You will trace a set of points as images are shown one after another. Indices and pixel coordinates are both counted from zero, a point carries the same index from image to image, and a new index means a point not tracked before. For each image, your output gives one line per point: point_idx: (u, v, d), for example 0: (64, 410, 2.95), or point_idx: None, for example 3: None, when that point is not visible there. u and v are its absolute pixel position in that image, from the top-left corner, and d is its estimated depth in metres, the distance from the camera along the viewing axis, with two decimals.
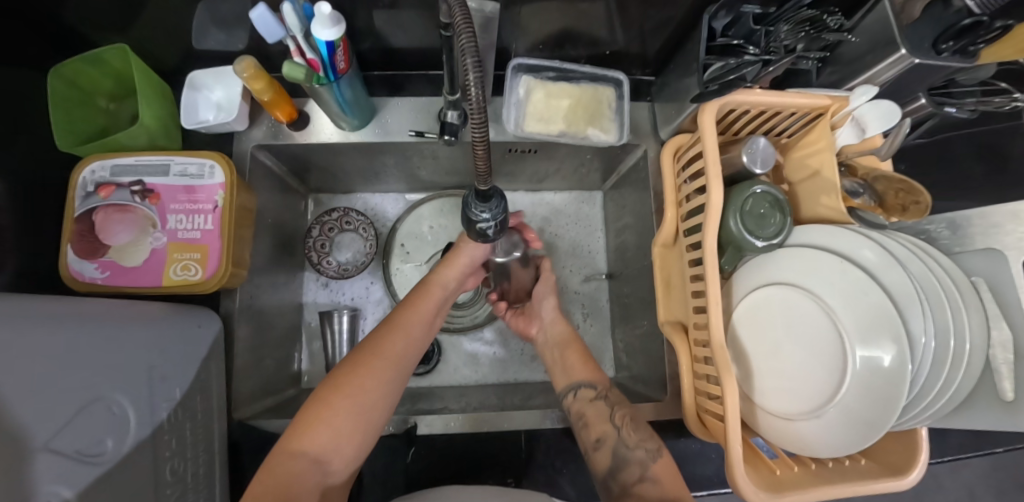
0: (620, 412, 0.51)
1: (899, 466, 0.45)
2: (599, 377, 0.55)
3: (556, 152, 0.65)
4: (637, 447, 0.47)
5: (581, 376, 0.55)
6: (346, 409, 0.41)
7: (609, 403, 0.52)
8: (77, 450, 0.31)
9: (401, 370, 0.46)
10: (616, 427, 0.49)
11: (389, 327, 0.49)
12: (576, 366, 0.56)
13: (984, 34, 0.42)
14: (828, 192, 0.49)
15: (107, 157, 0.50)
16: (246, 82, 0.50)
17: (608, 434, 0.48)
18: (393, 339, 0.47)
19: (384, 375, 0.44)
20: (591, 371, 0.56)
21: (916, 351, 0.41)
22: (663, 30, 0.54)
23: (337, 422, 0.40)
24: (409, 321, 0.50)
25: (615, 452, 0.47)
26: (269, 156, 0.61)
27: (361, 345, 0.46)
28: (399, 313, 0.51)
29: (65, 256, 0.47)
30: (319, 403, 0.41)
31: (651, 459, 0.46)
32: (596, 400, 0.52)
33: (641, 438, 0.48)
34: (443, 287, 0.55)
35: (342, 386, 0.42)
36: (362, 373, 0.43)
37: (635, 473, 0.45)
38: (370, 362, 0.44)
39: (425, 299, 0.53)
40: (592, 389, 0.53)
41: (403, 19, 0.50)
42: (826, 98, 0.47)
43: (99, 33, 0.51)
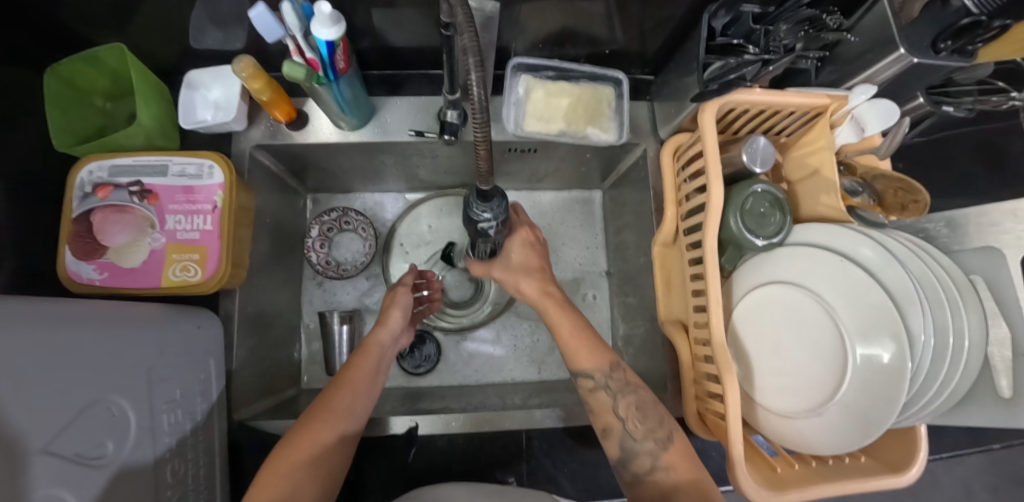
0: (625, 401, 0.46)
1: (898, 463, 0.46)
2: (605, 361, 0.48)
3: (556, 151, 0.65)
4: (645, 438, 0.45)
5: (584, 364, 0.48)
6: (304, 463, 0.39)
7: (613, 392, 0.47)
8: (77, 453, 0.31)
9: (354, 422, 0.45)
10: (621, 419, 0.46)
11: (336, 384, 0.47)
12: (577, 352, 0.49)
13: (983, 33, 0.42)
14: (827, 191, 0.49)
15: (105, 158, 0.50)
16: (245, 82, 0.49)
17: (614, 425, 0.46)
18: (338, 393, 0.45)
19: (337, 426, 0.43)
20: (594, 355, 0.48)
21: (916, 349, 0.41)
22: (663, 29, 0.54)
23: (295, 478, 0.38)
24: (355, 375, 0.48)
25: (622, 443, 0.45)
26: (267, 156, 0.61)
27: (311, 403, 0.45)
28: (345, 369, 0.49)
29: (62, 257, 0.46)
30: (274, 460, 0.39)
31: (660, 447, 0.44)
32: (599, 392, 0.47)
33: (649, 427, 0.45)
34: (382, 346, 0.52)
35: (298, 442, 0.40)
36: (314, 429, 0.41)
37: (645, 463, 0.44)
38: (318, 418, 0.43)
39: (365, 356, 0.50)
40: (591, 380, 0.47)
41: (402, 18, 0.50)
42: (825, 97, 0.47)
43: (95, 32, 0.50)
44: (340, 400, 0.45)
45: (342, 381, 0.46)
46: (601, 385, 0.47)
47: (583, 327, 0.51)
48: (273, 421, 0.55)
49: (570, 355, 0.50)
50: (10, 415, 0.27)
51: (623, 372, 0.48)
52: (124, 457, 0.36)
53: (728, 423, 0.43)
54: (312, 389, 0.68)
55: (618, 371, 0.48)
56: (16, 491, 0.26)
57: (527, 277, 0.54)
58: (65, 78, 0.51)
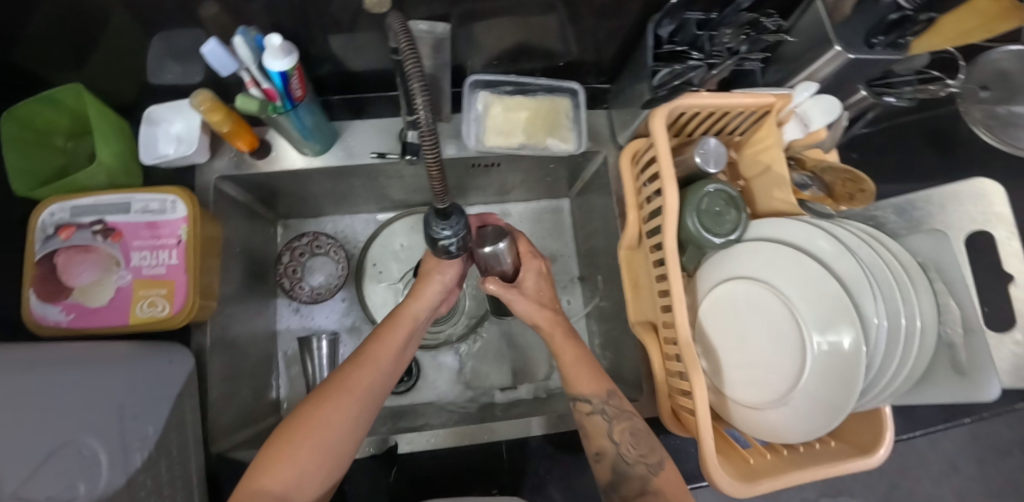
0: (620, 426, 0.47)
1: (867, 446, 0.47)
2: (602, 387, 0.50)
3: (521, 163, 0.66)
4: (636, 461, 0.46)
5: (583, 388, 0.50)
6: (309, 444, 0.39)
7: (609, 417, 0.48)
8: (48, 496, 0.33)
9: (368, 403, 0.45)
10: (615, 443, 0.47)
11: (356, 361, 0.46)
12: (578, 377, 0.51)
13: (912, 26, 0.45)
14: (780, 186, 0.51)
15: (67, 199, 0.50)
16: (204, 115, 0.50)
17: (607, 449, 0.47)
18: (360, 371, 0.45)
19: (348, 409, 0.42)
20: (593, 381, 0.50)
21: (870, 332, 0.43)
22: (615, 38, 0.56)
23: (299, 461, 0.38)
24: (378, 352, 0.48)
25: (615, 467, 0.46)
26: (234, 187, 0.61)
27: (328, 378, 0.45)
28: (369, 343, 0.49)
29: (26, 301, 0.46)
30: (281, 439, 0.39)
31: (651, 471, 0.45)
32: (595, 415, 0.48)
33: (641, 452, 0.46)
34: (414, 317, 0.53)
35: (311, 418, 0.40)
36: (325, 410, 0.41)
37: (635, 487, 0.44)
38: (334, 397, 0.42)
39: (392, 331, 0.51)
40: (589, 403, 0.49)
41: (358, 43, 0.51)
42: (770, 96, 0.49)
43: (51, 73, 0.51)
44: (358, 378, 0.45)
45: (365, 360, 0.46)
46: (597, 408, 0.48)
47: (584, 353, 0.53)
48: (253, 450, 0.55)
49: (568, 380, 0.51)
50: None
51: (618, 399, 0.49)
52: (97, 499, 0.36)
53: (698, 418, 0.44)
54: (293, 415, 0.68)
55: (615, 398, 0.49)
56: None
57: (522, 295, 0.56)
58: (23, 121, 0.51)
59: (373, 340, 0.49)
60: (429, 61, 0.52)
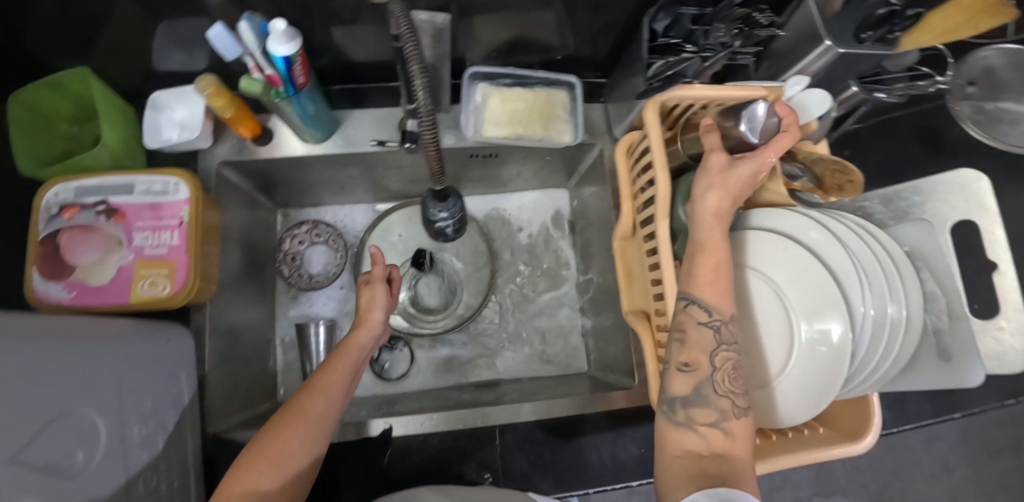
0: (725, 353, 0.40)
1: (854, 433, 0.48)
2: (726, 306, 0.40)
3: (519, 154, 0.67)
4: (723, 395, 0.39)
5: (706, 292, 0.40)
6: (265, 480, 0.36)
7: (721, 338, 0.40)
8: (49, 464, 0.32)
9: (324, 429, 0.42)
10: (712, 366, 0.40)
11: (309, 386, 0.43)
12: (706, 277, 0.40)
13: (900, 22, 0.46)
14: (771, 178, 0.52)
15: (71, 180, 0.50)
16: (207, 99, 0.51)
17: (701, 363, 0.40)
18: (314, 397, 0.42)
19: (306, 436, 0.40)
20: (721, 292, 0.40)
21: (857, 320, 0.44)
22: (611, 32, 0.57)
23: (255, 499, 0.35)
24: (329, 377, 0.44)
25: (698, 384, 0.40)
26: (235, 172, 0.62)
27: (283, 406, 0.41)
28: (320, 369, 0.45)
29: (30, 278, 0.47)
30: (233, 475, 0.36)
31: (734, 412, 0.39)
32: (706, 331, 0.40)
33: (734, 388, 0.40)
34: (360, 347, 0.49)
35: (263, 452, 0.37)
36: (280, 442, 0.38)
37: (710, 416, 0.39)
38: (287, 426, 0.39)
39: (344, 355, 0.46)
40: (707, 313, 0.40)
41: (359, 33, 0.52)
42: (761, 89, 0.50)
43: (57, 57, 0.52)
44: (312, 405, 0.41)
45: (318, 387, 0.42)
46: (712, 319, 0.40)
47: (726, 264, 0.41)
48: (249, 431, 0.56)
49: (692, 282, 0.40)
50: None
51: (734, 326, 0.41)
52: (93, 469, 0.37)
53: None
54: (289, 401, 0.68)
55: (732, 323, 0.41)
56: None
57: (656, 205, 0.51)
58: (29, 104, 0.52)
59: (324, 366, 0.45)
60: (429, 51, 0.52)
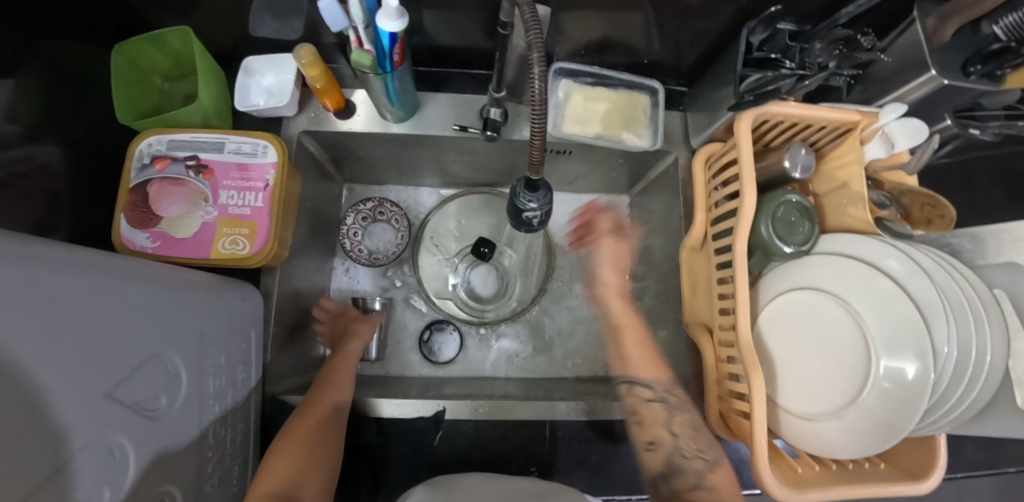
0: (679, 417, 0.51)
1: (916, 471, 0.47)
2: (663, 375, 0.55)
3: (589, 154, 0.67)
4: (695, 457, 0.49)
5: (643, 374, 0.56)
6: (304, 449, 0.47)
7: (669, 406, 0.52)
8: (135, 402, 0.33)
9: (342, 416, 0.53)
10: (673, 435, 0.50)
11: (319, 387, 0.55)
12: (638, 360, 0.57)
13: (1012, 59, 0.44)
14: (855, 203, 0.52)
15: (165, 132, 0.52)
16: (302, 69, 0.52)
17: (664, 439, 0.50)
18: (326, 391, 0.54)
19: (329, 420, 0.51)
20: (653, 369, 0.56)
21: (938, 360, 0.43)
22: (701, 42, 0.57)
23: (296, 467, 0.45)
24: (339, 375, 0.58)
25: (669, 459, 0.49)
26: (312, 142, 0.64)
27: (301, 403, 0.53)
28: (327, 371, 0.58)
29: (119, 224, 0.49)
30: (280, 448, 0.46)
31: (709, 468, 0.48)
32: (655, 403, 0.53)
33: (700, 447, 0.49)
34: (354, 355, 0.61)
35: (298, 428, 0.48)
36: (309, 422, 0.49)
37: (690, 479, 0.48)
38: (311, 410, 0.51)
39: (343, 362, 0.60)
40: (649, 391, 0.54)
41: (452, 18, 0.53)
42: (857, 113, 0.50)
43: (161, 14, 0.53)
44: (327, 398, 0.53)
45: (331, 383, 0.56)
46: (654, 395, 0.53)
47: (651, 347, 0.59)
48: None
49: (631, 367, 0.57)
50: (75, 364, 0.28)
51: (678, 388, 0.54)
52: (173, 414, 0.38)
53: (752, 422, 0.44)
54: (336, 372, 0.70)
55: (675, 388, 0.54)
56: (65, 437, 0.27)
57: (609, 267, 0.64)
58: (130, 57, 0.54)
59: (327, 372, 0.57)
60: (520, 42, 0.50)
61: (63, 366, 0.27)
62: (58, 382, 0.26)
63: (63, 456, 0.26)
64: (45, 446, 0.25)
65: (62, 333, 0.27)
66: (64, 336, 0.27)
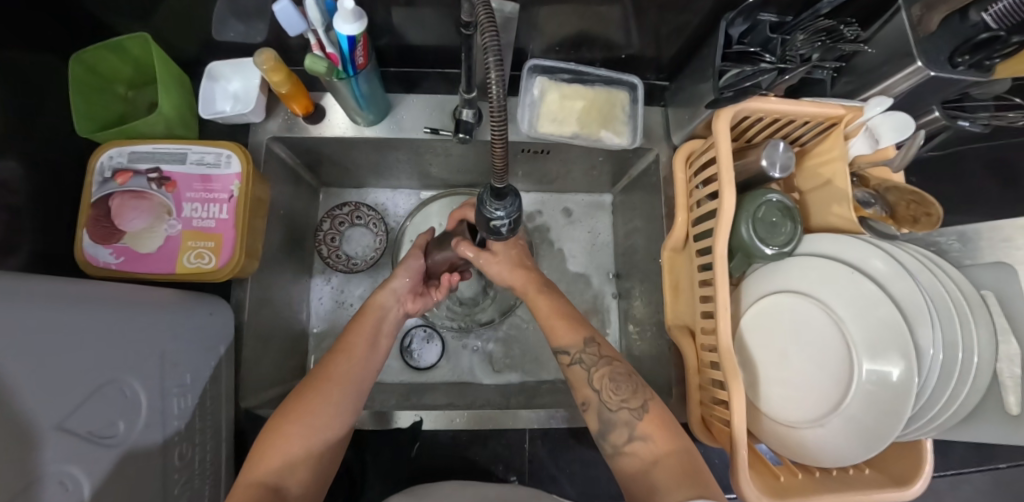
0: (599, 373, 0.47)
1: (902, 477, 0.45)
2: (580, 336, 0.50)
3: (568, 152, 0.66)
4: (619, 408, 0.45)
5: (561, 340, 0.51)
6: (296, 435, 0.42)
7: (587, 366, 0.48)
8: (90, 431, 0.32)
9: (352, 394, 0.47)
10: (596, 391, 0.47)
11: (333, 354, 0.49)
12: (554, 328, 0.51)
13: (1001, 48, 0.42)
14: (840, 201, 0.50)
15: (125, 144, 0.50)
16: (265, 74, 0.50)
17: (591, 398, 0.47)
18: (336, 362, 0.48)
19: (333, 397, 0.45)
20: (571, 332, 0.51)
21: (924, 363, 0.41)
22: (680, 36, 0.55)
23: (290, 452, 0.41)
24: (351, 344, 0.50)
25: (600, 414, 0.46)
26: (283, 148, 0.62)
27: (311, 373, 0.47)
28: (342, 338, 0.51)
29: (80, 240, 0.47)
30: (270, 434, 0.42)
31: (637, 416, 0.44)
32: (575, 366, 0.49)
33: (622, 397, 0.45)
34: (382, 308, 0.54)
35: (292, 415, 0.43)
36: (311, 399, 0.44)
37: (623, 434, 0.44)
38: (314, 388, 0.45)
39: (364, 321, 0.52)
40: (568, 354, 0.50)
41: (421, 16, 0.51)
42: (840, 108, 0.48)
43: (118, 20, 0.51)
44: (335, 369, 0.47)
45: (339, 351, 0.49)
46: (575, 359, 0.49)
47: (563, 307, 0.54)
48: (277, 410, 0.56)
49: (548, 332, 0.52)
50: (22, 393, 0.27)
51: (597, 347, 0.49)
52: (132, 439, 0.36)
53: (733, 429, 0.43)
54: None
55: (592, 346, 0.49)
56: (30, 469, 0.26)
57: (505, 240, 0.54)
58: (90, 65, 0.52)
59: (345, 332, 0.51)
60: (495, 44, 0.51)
61: (8, 402, 0.26)
62: (8, 414, 0.25)
63: (22, 486, 0.25)
64: (18, 488, 0.25)
65: (5, 368, 0.26)
66: (8, 371, 0.26)
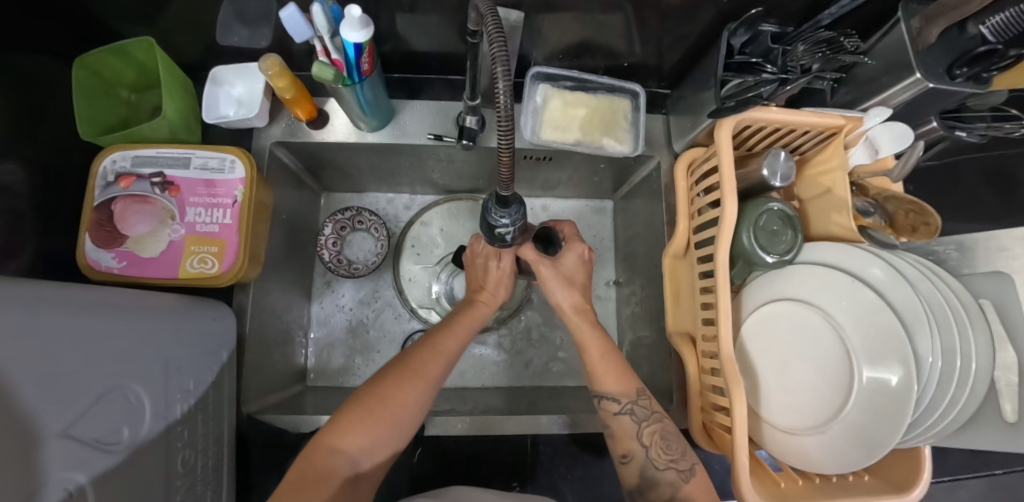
0: (649, 429, 0.47)
1: (901, 484, 0.46)
2: (631, 387, 0.49)
3: (570, 159, 0.67)
4: (666, 468, 0.45)
5: (609, 387, 0.49)
6: (385, 421, 0.41)
7: (638, 419, 0.47)
8: (94, 438, 0.32)
9: (434, 392, 0.46)
10: (644, 447, 0.46)
11: (430, 348, 0.47)
12: (604, 374, 0.49)
13: (998, 61, 0.42)
14: (839, 210, 0.50)
15: (129, 148, 0.51)
16: (270, 80, 0.50)
17: (636, 452, 0.46)
18: (434, 362, 0.46)
19: (422, 394, 0.44)
20: (621, 381, 0.49)
21: (923, 371, 0.41)
22: (681, 45, 0.55)
23: (374, 434, 0.41)
24: (449, 345, 0.49)
25: (642, 471, 0.46)
26: (286, 153, 0.62)
27: (404, 359, 0.46)
28: (443, 334, 0.49)
29: (82, 245, 0.47)
30: (362, 407, 0.41)
31: (683, 478, 0.45)
32: (623, 416, 0.48)
33: (672, 457, 0.45)
34: (475, 321, 0.53)
35: (385, 396, 0.42)
36: (404, 387, 0.43)
37: (665, 492, 0.44)
38: (414, 381, 0.44)
39: (462, 327, 0.51)
40: (616, 403, 0.48)
41: (426, 22, 0.51)
42: (840, 118, 0.48)
43: (122, 24, 0.51)
44: (434, 368, 0.46)
45: (437, 352, 0.47)
46: (623, 408, 0.48)
47: (610, 348, 0.51)
48: (278, 415, 0.56)
49: (595, 377, 0.50)
50: (26, 400, 0.26)
51: (647, 400, 0.48)
52: (136, 445, 0.36)
53: (735, 436, 0.43)
54: (318, 386, 0.69)
55: (643, 398, 0.48)
56: (34, 476, 0.26)
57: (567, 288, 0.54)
58: (94, 70, 0.52)
59: (446, 333, 0.49)
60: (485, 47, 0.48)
61: (15, 406, 0.25)
62: (15, 420, 0.25)
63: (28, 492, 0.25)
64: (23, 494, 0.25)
65: (12, 374, 0.25)
66: (15, 376, 0.26)
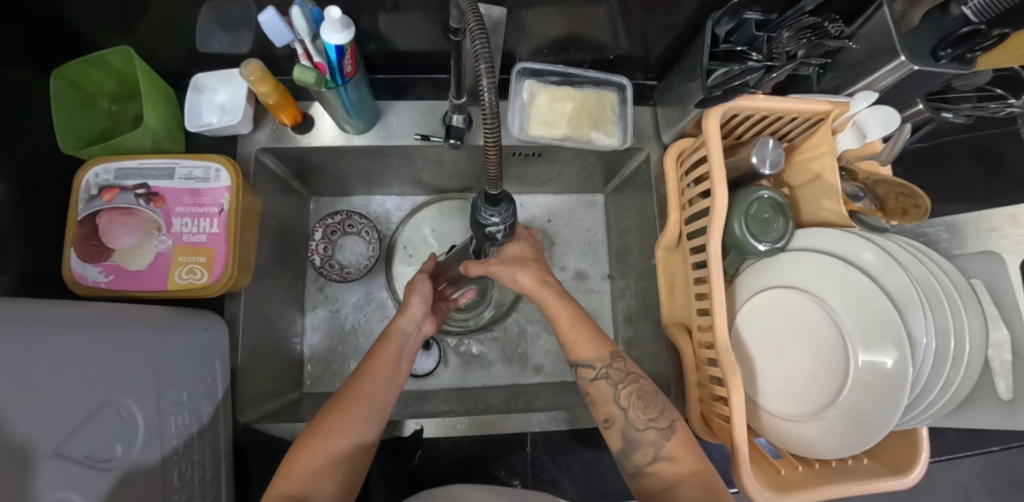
0: (626, 390, 0.46)
1: (899, 465, 0.46)
2: (605, 351, 0.48)
3: (559, 154, 0.66)
4: (646, 427, 0.45)
5: (584, 354, 0.49)
6: (323, 448, 0.41)
7: (613, 382, 0.47)
8: (87, 456, 0.31)
9: (376, 416, 0.45)
10: (623, 409, 0.46)
11: (360, 373, 0.48)
12: (576, 342, 0.49)
13: (982, 41, 0.42)
14: (830, 195, 0.51)
15: (112, 160, 0.50)
16: (252, 85, 0.49)
17: (617, 416, 0.46)
18: (364, 380, 0.46)
19: (358, 417, 0.44)
20: (594, 345, 0.49)
21: (918, 353, 0.41)
22: (667, 35, 0.55)
23: (315, 465, 0.40)
24: (377, 365, 0.48)
25: (624, 433, 0.45)
26: (273, 159, 0.62)
27: (335, 394, 0.46)
28: (368, 357, 0.49)
29: (67, 260, 0.46)
30: (299, 446, 0.41)
31: (663, 436, 0.44)
32: (600, 381, 0.48)
33: (650, 417, 0.45)
34: (403, 333, 0.52)
35: (320, 430, 0.42)
36: (334, 418, 0.43)
37: (647, 454, 0.44)
38: (342, 407, 0.44)
39: (388, 347, 0.50)
40: (592, 369, 0.48)
41: (408, 22, 0.50)
42: (827, 103, 0.49)
43: (99, 34, 0.50)
44: (361, 387, 0.46)
45: (363, 372, 0.47)
46: (598, 374, 0.48)
47: (582, 318, 0.51)
48: (276, 424, 0.56)
49: (569, 346, 0.50)
50: (18, 420, 0.26)
51: (622, 362, 0.48)
52: (131, 460, 0.35)
53: (733, 426, 0.43)
54: (315, 392, 0.68)
55: (617, 361, 0.48)
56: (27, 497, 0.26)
57: (522, 268, 0.53)
58: (72, 80, 0.51)
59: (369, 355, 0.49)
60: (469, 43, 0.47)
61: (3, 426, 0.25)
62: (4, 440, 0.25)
63: None
64: None
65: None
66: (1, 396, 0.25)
